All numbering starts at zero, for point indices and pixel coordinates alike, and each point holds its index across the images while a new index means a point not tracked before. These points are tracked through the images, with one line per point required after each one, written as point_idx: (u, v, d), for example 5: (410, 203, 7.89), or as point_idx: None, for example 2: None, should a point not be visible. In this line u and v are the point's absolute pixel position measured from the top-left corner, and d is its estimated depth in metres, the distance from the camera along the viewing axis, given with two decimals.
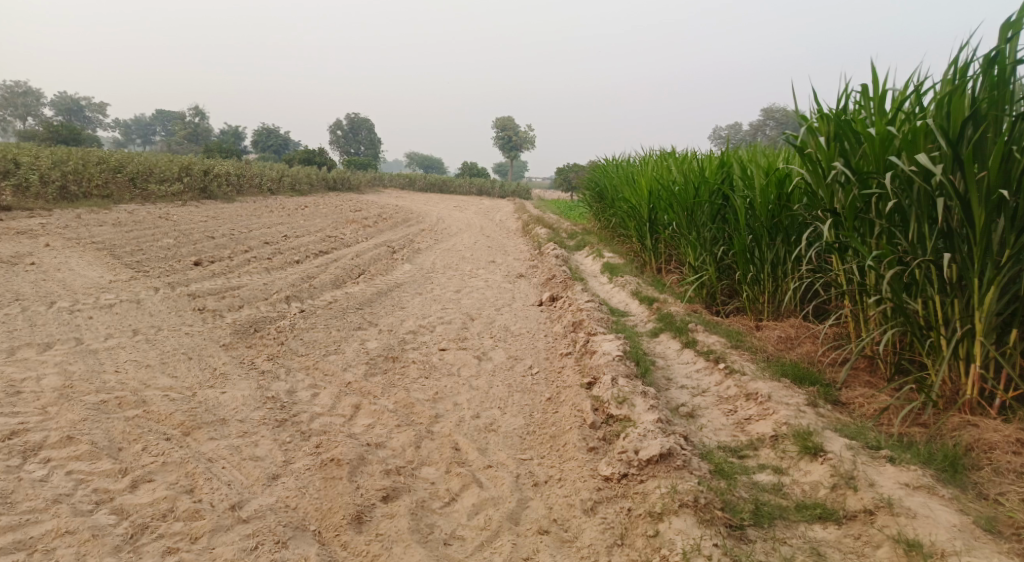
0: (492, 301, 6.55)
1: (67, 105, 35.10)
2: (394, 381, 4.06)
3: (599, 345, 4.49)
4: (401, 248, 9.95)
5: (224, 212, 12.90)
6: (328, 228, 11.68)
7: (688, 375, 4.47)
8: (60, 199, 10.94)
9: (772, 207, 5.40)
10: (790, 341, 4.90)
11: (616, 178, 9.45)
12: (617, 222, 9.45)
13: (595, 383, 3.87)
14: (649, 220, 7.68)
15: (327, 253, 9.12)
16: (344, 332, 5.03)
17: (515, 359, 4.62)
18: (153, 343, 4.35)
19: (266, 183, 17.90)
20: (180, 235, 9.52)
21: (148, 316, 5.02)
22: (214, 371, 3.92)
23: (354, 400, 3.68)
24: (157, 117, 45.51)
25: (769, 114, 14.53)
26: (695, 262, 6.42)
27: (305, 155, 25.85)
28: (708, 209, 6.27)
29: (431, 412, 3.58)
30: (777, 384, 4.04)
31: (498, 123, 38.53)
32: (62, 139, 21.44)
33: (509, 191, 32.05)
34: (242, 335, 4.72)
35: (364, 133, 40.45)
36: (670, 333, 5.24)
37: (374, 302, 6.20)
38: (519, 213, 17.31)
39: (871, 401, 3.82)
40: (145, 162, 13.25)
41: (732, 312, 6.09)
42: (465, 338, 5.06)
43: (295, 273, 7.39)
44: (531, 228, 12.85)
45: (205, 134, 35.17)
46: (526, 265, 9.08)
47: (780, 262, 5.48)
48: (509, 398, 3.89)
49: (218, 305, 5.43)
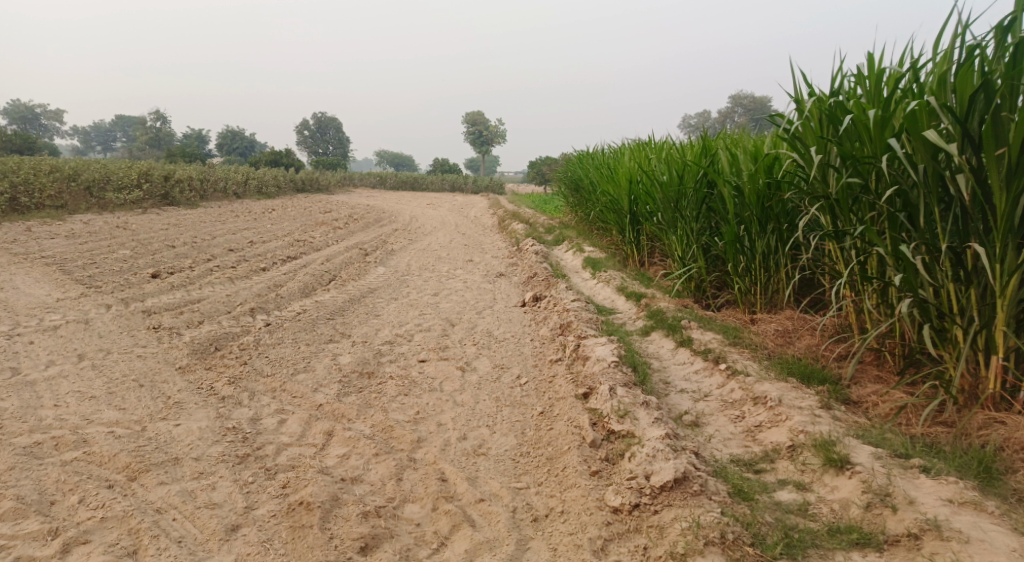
0: (472, 304, 6.20)
1: (23, 115, 33.96)
2: (370, 401, 3.70)
3: (591, 350, 4.18)
4: (374, 250, 9.54)
5: (187, 218, 12.36)
6: (297, 232, 11.22)
7: (687, 378, 4.19)
8: (10, 212, 10.33)
9: (762, 195, 5.11)
10: (788, 335, 4.62)
11: (593, 170, 9.15)
12: (595, 216, 9.16)
13: (591, 393, 3.56)
14: (631, 212, 7.39)
15: (296, 258, 8.69)
16: (315, 346, 4.64)
17: (502, 368, 4.28)
18: (101, 370, 3.92)
19: (232, 188, 17.30)
20: (138, 245, 9.00)
21: (97, 339, 4.57)
22: (168, 399, 3.52)
23: (326, 426, 3.32)
24: (118, 123, 44.41)
25: (737, 101, 14.39)
26: (682, 254, 6.12)
27: (271, 156, 25.21)
28: (693, 199, 5.98)
29: (413, 436, 3.24)
30: (785, 385, 3.75)
31: (469, 120, 38.15)
32: (16, 149, 20.53)
33: (482, 186, 31.67)
34: (201, 355, 4.30)
35: (332, 133, 39.81)
36: (662, 332, 4.96)
37: (347, 310, 5.81)
38: (493, 208, 17.00)
39: (885, 398, 3.54)
40: (102, 169, 12.63)
41: (723, 305, 5.81)
42: (446, 347, 4.71)
43: (261, 282, 6.97)
44: (507, 224, 12.50)
45: (167, 138, 34.19)
46: (505, 263, 8.77)
47: (772, 252, 5.22)
48: (498, 414, 3.56)
49: (175, 322, 5.00)
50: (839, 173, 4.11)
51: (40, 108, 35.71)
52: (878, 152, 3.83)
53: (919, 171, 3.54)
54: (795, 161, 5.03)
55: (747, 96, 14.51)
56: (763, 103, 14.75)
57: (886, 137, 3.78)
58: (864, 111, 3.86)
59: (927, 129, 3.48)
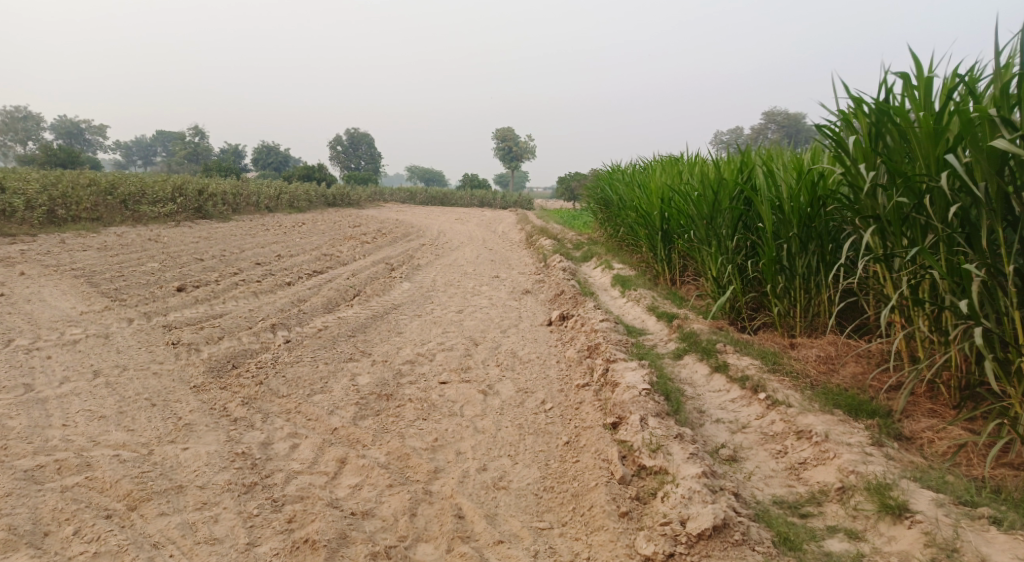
0: (497, 322, 6.02)
1: (68, 130, 35.00)
2: (387, 425, 3.52)
3: (621, 376, 3.95)
4: (400, 265, 9.44)
5: (218, 231, 12.45)
6: (325, 246, 11.20)
7: (723, 407, 3.94)
8: (47, 223, 10.50)
9: (803, 212, 4.85)
10: (831, 363, 4.34)
11: (623, 185, 8.93)
12: (625, 232, 8.92)
13: (621, 422, 3.34)
14: (662, 229, 7.15)
15: (321, 272, 8.62)
16: (333, 365, 4.49)
17: (526, 392, 4.08)
18: (114, 388, 3.82)
19: (264, 202, 17.48)
20: (167, 258, 9.03)
21: (115, 355, 4.49)
22: (179, 420, 3.39)
23: (340, 452, 3.16)
24: (158, 138, 45.57)
25: (772, 118, 14.03)
26: (716, 273, 5.86)
27: (304, 171, 25.52)
28: (729, 217, 5.73)
29: (429, 465, 3.06)
30: (830, 418, 3.49)
31: (499, 136, 38.17)
32: (60, 163, 21.09)
33: (511, 202, 31.58)
34: (217, 374, 4.18)
35: (364, 148, 40.28)
36: (696, 355, 4.72)
37: (369, 328, 5.67)
38: (522, 223, 16.87)
39: (943, 435, 3.24)
40: (138, 183, 12.82)
41: (760, 328, 5.52)
42: (468, 368, 4.53)
43: (286, 297, 6.88)
44: (535, 240, 12.32)
45: (204, 153, 34.94)
46: (532, 279, 8.58)
47: (813, 273, 4.95)
48: (521, 443, 3.36)
49: (194, 338, 4.91)
50: (888, 191, 3.86)
51: (86, 123, 36.91)
52: (932, 166, 3.58)
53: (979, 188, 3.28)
54: (838, 176, 4.77)
55: (780, 112, 14.16)
56: (796, 119, 14.43)
57: (940, 152, 3.53)
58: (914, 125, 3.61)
59: (988, 142, 3.22)
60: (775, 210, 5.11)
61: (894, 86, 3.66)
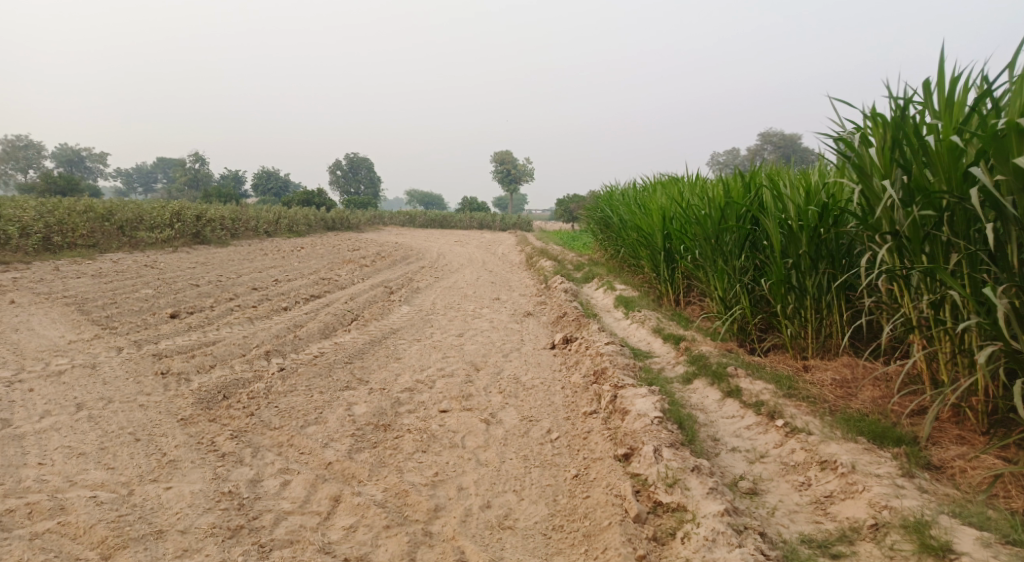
0: (498, 346, 5.84)
1: (69, 158, 35.08)
2: (384, 459, 3.32)
3: (630, 402, 3.75)
4: (399, 288, 9.26)
5: (216, 257, 12.30)
6: (323, 270, 11.05)
7: (738, 434, 3.74)
8: (42, 251, 10.35)
9: (814, 230, 4.69)
10: (848, 387, 4.16)
11: (625, 205, 8.79)
12: (627, 253, 8.76)
13: (632, 453, 3.15)
14: (665, 248, 6.98)
15: (318, 297, 8.44)
16: (328, 395, 4.29)
17: (531, 421, 3.88)
18: (96, 422, 3.62)
19: (263, 226, 17.35)
20: (162, 284, 8.86)
21: (100, 386, 4.30)
22: (163, 456, 3.19)
23: (334, 490, 2.97)
24: (159, 165, 45.72)
25: (769, 137, 13.94)
26: (724, 294, 5.67)
27: (304, 195, 25.48)
28: (736, 235, 5.56)
29: (429, 503, 2.86)
30: (854, 446, 3.29)
31: (499, 157, 38.22)
32: (60, 190, 21.04)
33: (511, 223, 31.46)
34: (206, 405, 3.98)
35: (364, 172, 40.36)
36: (706, 380, 4.52)
37: (366, 354, 5.47)
38: (522, 245, 16.72)
39: (975, 463, 3.04)
40: (135, 208, 12.70)
41: (770, 350, 5.33)
42: (470, 396, 4.33)
43: (281, 323, 6.69)
44: (535, 261, 12.16)
45: (205, 179, 34.98)
46: (534, 301, 8.40)
47: (824, 292, 4.79)
48: (527, 476, 3.17)
49: (184, 367, 4.71)
50: (905, 207, 3.73)
51: (87, 151, 37.03)
52: (954, 181, 3.46)
53: (1005, 203, 3.15)
54: (849, 192, 4.63)
55: (777, 132, 14.10)
56: (792, 139, 14.41)
57: (961, 166, 3.41)
58: (934, 138, 3.50)
59: (1015, 154, 3.10)
60: (782, 227, 4.96)
61: (913, 97, 3.55)
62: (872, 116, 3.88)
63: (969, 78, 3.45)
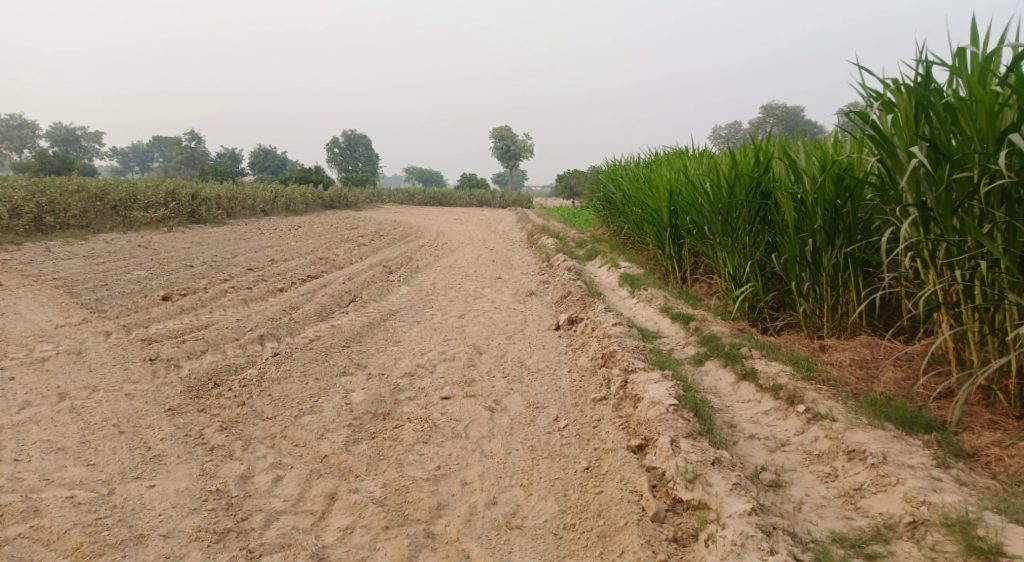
0: (501, 327, 5.64)
1: (64, 137, 34.61)
2: (383, 451, 3.13)
3: (643, 388, 3.56)
4: (398, 268, 9.04)
5: (211, 236, 12.06)
6: (321, 249, 10.82)
7: (756, 421, 3.56)
8: (34, 232, 10.10)
9: (830, 203, 4.46)
10: (868, 368, 3.96)
11: (628, 180, 8.53)
12: (631, 229, 8.52)
13: (647, 444, 2.97)
14: (671, 225, 6.73)
15: (316, 277, 8.22)
16: (324, 381, 4.09)
17: (537, 408, 3.69)
18: (79, 413, 3.42)
19: (260, 205, 17.08)
20: (155, 265, 8.64)
21: (85, 374, 4.10)
22: (147, 451, 2.99)
23: (330, 486, 2.79)
24: (155, 143, 45.17)
25: (770, 110, 13.66)
26: (734, 271, 5.44)
27: (301, 173, 25.16)
28: (745, 211, 5.32)
29: (431, 500, 2.70)
30: (882, 433, 3.10)
31: (497, 133, 37.68)
32: (54, 170, 20.73)
33: (510, 200, 31.16)
34: (196, 394, 3.78)
35: (362, 150, 39.90)
36: (719, 362, 4.33)
37: (365, 337, 5.27)
38: (522, 222, 16.48)
39: (1013, 450, 2.84)
40: (129, 188, 12.45)
41: (783, 328, 5.11)
42: (473, 381, 4.14)
43: (277, 304, 6.48)
44: (536, 239, 11.95)
45: (202, 158, 34.57)
46: (536, 280, 8.19)
47: (840, 268, 4.57)
48: (535, 469, 2.99)
49: (175, 353, 4.51)
50: (932, 177, 3.52)
51: (82, 131, 36.56)
52: (988, 148, 3.26)
53: None
54: (866, 163, 4.41)
55: (779, 105, 13.83)
56: (795, 112, 14.12)
57: (996, 132, 3.22)
58: (967, 102, 3.29)
59: None
60: (795, 202, 4.72)
61: (940, 60, 3.33)
62: (892, 83, 3.66)
63: (1001, 39, 3.25)
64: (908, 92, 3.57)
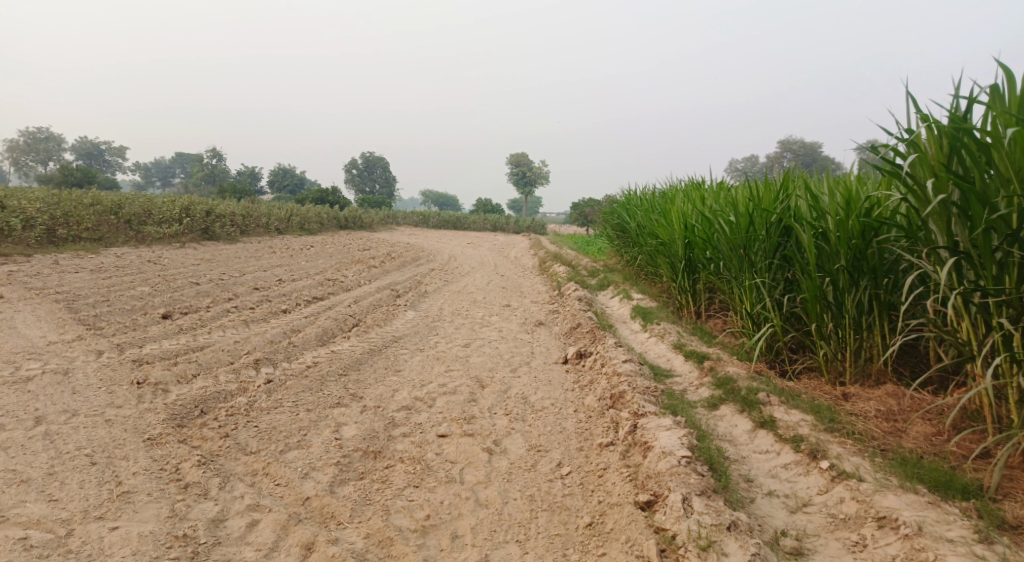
0: (507, 359, 5.41)
1: (88, 151, 35.11)
2: (370, 495, 2.91)
3: (654, 435, 3.31)
4: (406, 292, 8.84)
5: (222, 253, 11.98)
6: (330, 270, 10.67)
7: (775, 476, 3.30)
8: (45, 243, 10.04)
9: (854, 242, 4.20)
10: (895, 420, 3.66)
11: (643, 210, 8.32)
12: (644, 260, 8.29)
13: (656, 501, 2.77)
14: (686, 258, 6.49)
15: (321, 299, 8.05)
16: (316, 413, 3.87)
17: (539, 452, 3.45)
18: (52, 440, 3.23)
19: (274, 223, 17.04)
20: (160, 281, 8.51)
21: (68, 396, 3.91)
22: (117, 486, 2.79)
23: (308, 536, 2.58)
24: (178, 159, 45.69)
25: (789, 145, 13.48)
26: (751, 309, 5.17)
27: (318, 193, 25.24)
28: (764, 247, 5.06)
29: (417, 557, 2.51)
30: (915, 498, 2.84)
31: (514, 159, 37.83)
32: (76, 182, 20.89)
33: (525, 226, 31.07)
34: (179, 422, 3.58)
35: (379, 172, 40.15)
36: (735, 407, 4.07)
37: (364, 364, 5.06)
38: (535, 248, 16.30)
39: None
40: (144, 203, 12.43)
41: (801, 372, 4.81)
42: (473, 418, 3.90)
43: (278, 327, 6.30)
44: (549, 266, 11.75)
45: (222, 175, 34.89)
46: (546, 309, 7.96)
47: (864, 311, 4.29)
48: (533, 523, 2.76)
49: (164, 376, 4.32)
50: (966, 218, 3.28)
51: (107, 146, 37.11)
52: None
53: None
54: (893, 202, 4.17)
55: (796, 140, 13.64)
56: (813, 148, 13.95)
57: None
58: (1005, 141, 3.07)
59: None
60: (817, 239, 4.47)
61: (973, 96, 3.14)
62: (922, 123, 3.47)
63: None
64: (938, 132, 3.37)
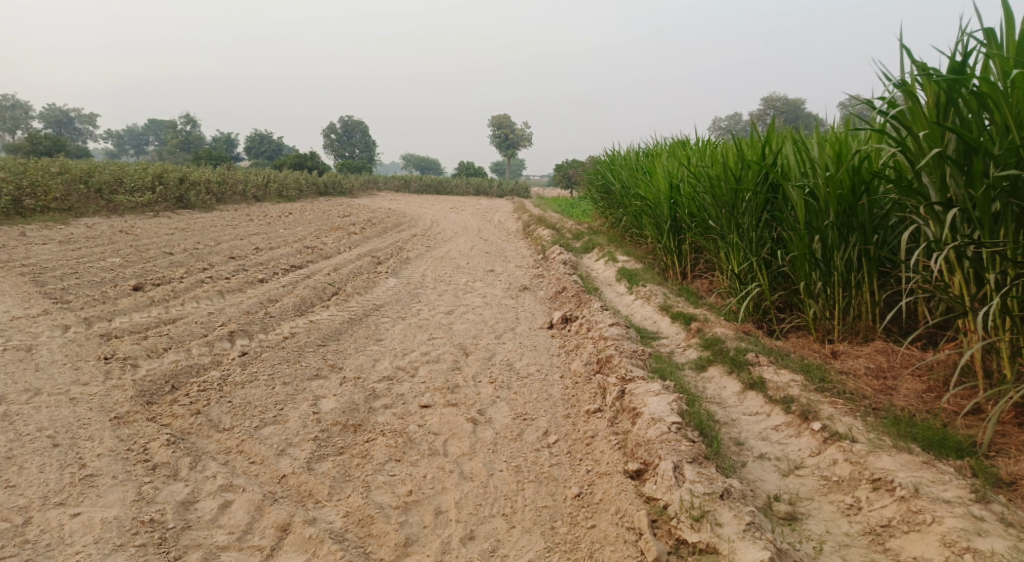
0: (490, 325, 5.28)
1: (57, 119, 34.02)
2: (350, 471, 2.79)
3: (643, 401, 3.21)
4: (387, 259, 8.65)
5: (198, 222, 11.64)
6: (309, 237, 10.42)
7: (766, 440, 3.22)
8: (11, 214, 9.67)
9: (844, 198, 4.07)
10: (885, 378, 3.59)
11: (628, 170, 8.14)
12: (629, 222, 8.14)
13: (646, 470, 2.70)
14: (672, 217, 6.34)
15: (300, 267, 7.84)
16: (293, 386, 3.73)
17: (525, 420, 3.34)
18: (11, 421, 3.06)
19: (251, 190, 16.63)
20: (133, 252, 8.23)
21: (31, 374, 3.73)
22: (80, 469, 2.64)
23: (284, 516, 2.46)
24: (151, 126, 44.45)
25: (772, 102, 13.29)
26: (738, 269, 5.06)
27: (296, 158, 24.68)
28: (751, 205, 4.93)
29: (399, 536, 2.41)
30: (909, 458, 2.77)
31: (495, 122, 37.27)
32: (45, 150, 20.21)
33: (507, 189, 30.74)
34: (148, 400, 3.42)
35: (359, 136, 39.39)
36: (724, 369, 3.98)
37: (344, 334, 4.91)
38: (518, 212, 16.10)
39: None
40: (115, 171, 12.01)
41: (789, 331, 4.73)
42: (456, 387, 3.78)
43: (254, 297, 6.10)
44: (532, 230, 11.58)
45: (197, 142, 34.03)
46: (530, 274, 7.82)
47: (853, 269, 4.19)
48: (519, 495, 2.66)
49: (133, 351, 4.14)
50: (963, 170, 3.15)
51: (77, 113, 35.96)
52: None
53: None
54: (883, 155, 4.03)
55: (779, 98, 13.43)
56: (796, 105, 13.78)
57: None
58: (1004, 86, 2.93)
59: None
60: (806, 196, 4.34)
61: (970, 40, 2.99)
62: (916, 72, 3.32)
63: None
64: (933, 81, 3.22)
